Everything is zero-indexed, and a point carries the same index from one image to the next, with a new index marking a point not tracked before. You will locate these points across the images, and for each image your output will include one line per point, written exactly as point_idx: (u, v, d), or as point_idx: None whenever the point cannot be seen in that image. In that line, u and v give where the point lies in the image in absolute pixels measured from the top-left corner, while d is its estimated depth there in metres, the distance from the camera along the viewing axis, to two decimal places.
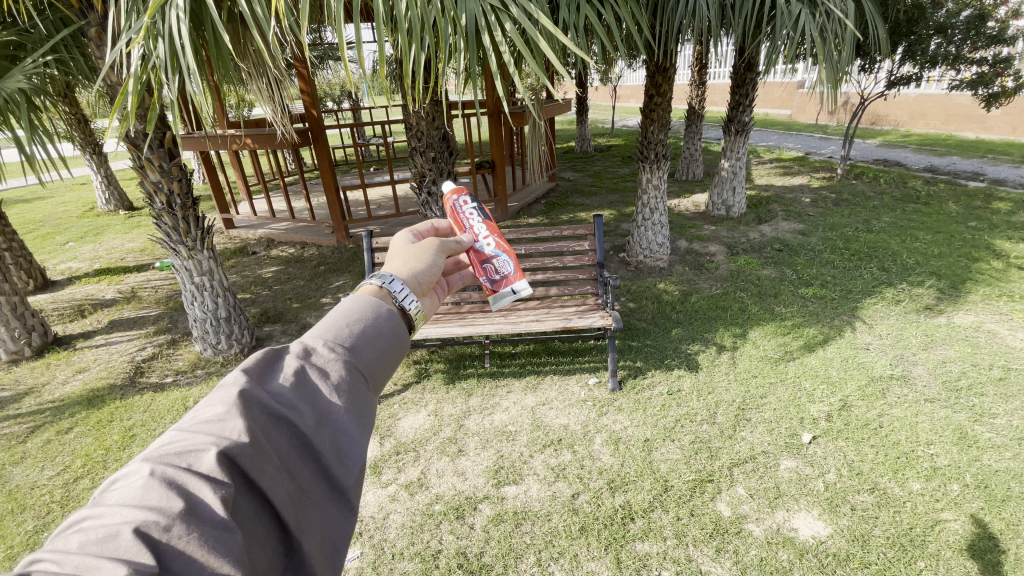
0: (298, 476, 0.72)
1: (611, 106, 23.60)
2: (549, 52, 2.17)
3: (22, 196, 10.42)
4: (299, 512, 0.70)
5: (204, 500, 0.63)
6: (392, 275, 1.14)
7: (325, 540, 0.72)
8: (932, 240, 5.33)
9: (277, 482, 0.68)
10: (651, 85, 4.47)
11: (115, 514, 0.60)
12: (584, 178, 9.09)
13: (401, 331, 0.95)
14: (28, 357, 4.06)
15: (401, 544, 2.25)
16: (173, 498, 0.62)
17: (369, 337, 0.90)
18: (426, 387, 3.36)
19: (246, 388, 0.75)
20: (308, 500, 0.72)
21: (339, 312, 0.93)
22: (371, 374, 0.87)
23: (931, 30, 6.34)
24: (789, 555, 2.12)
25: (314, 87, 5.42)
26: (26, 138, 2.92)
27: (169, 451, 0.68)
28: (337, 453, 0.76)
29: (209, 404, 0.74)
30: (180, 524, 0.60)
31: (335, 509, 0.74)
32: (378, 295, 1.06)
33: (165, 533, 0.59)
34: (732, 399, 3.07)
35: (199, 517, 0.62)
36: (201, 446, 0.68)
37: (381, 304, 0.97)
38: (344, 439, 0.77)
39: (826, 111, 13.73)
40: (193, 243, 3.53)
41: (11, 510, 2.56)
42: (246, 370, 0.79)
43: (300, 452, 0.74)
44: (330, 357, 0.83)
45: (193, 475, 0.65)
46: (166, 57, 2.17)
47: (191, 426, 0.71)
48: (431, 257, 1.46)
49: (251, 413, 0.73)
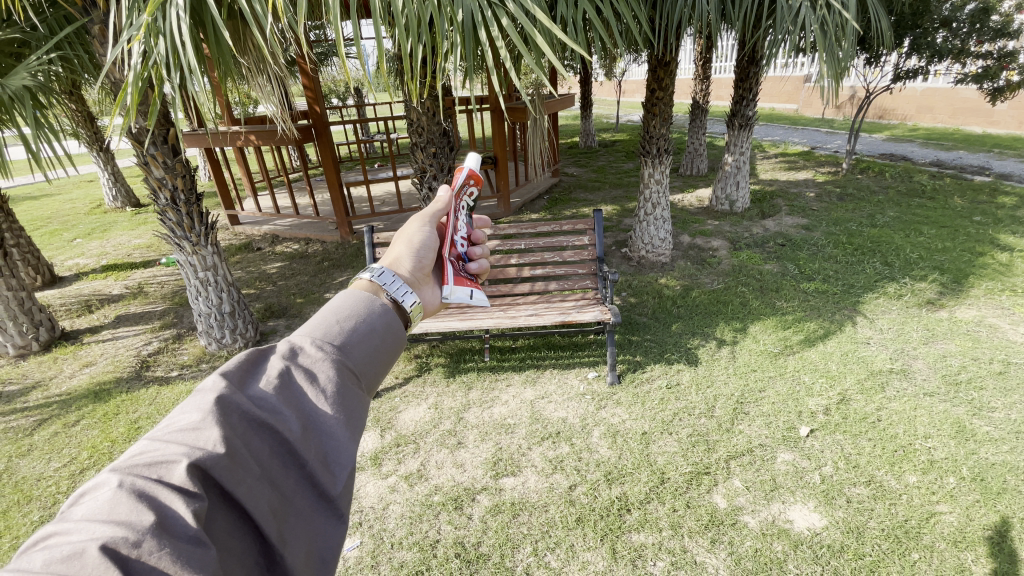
0: (280, 484, 0.69)
1: (616, 101, 23.55)
2: (547, 49, 2.15)
3: (31, 192, 10.55)
4: (282, 523, 0.67)
5: (176, 513, 0.60)
6: (383, 267, 1.11)
7: (312, 551, 0.68)
8: (936, 234, 5.30)
9: (257, 491, 0.65)
10: (652, 80, 4.47)
11: (81, 531, 0.57)
12: (587, 174, 9.09)
13: (395, 327, 0.93)
14: (36, 351, 4.13)
15: (400, 533, 2.29)
16: (143, 511, 0.59)
17: (361, 334, 0.87)
18: (427, 381, 3.40)
19: (225, 393, 0.72)
20: (292, 510, 0.69)
21: (329, 309, 0.90)
22: (362, 372, 0.85)
23: (936, 23, 6.29)
24: (783, 546, 2.14)
25: (317, 83, 5.43)
26: (32, 135, 2.97)
27: (139, 462, 0.64)
28: (323, 459, 0.73)
29: (185, 411, 0.71)
30: (150, 539, 0.56)
31: (322, 518, 0.71)
32: (370, 291, 1.03)
33: (135, 549, 0.55)
34: (731, 392, 3.09)
35: (171, 531, 0.58)
36: (173, 457, 0.64)
37: (374, 299, 0.94)
38: (331, 445, 0.74)
39: (832, 104, 13.64)
40: (197, 238, 3.58)
41: (19, 500, 2.62)
42: (225, 375, 0.76)
43: (283, 459, 0.71)
44: (318, 357, 0.81)
45: (164, 487, 0.61)
46: (167, 55, 2.21)
47: (164, 435, 0.67)
48: (422, 240, 1.49)
49: (228, 420, 0.69)
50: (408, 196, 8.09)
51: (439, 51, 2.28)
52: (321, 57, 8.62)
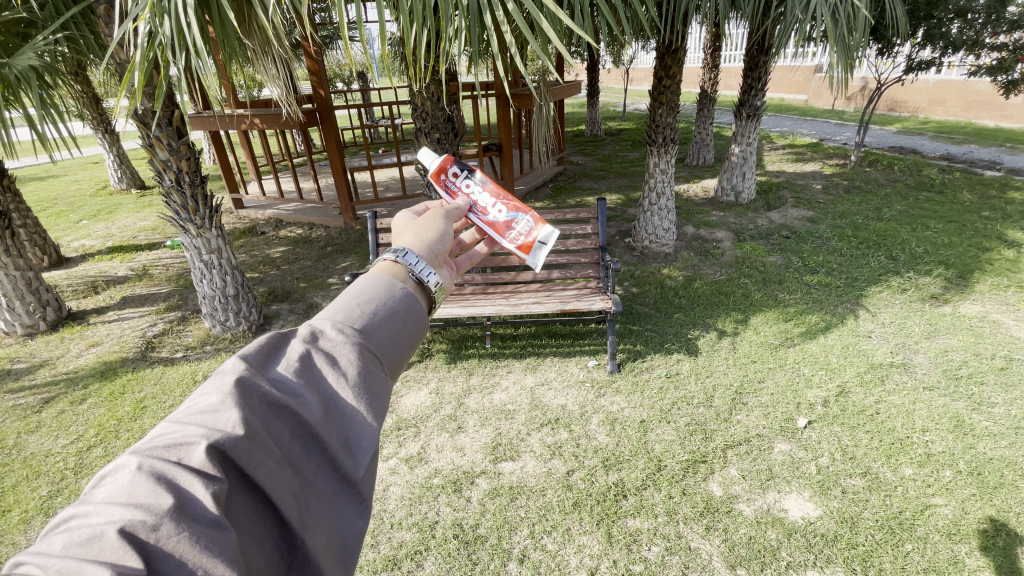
0: (301, 467, 0.67)
1: (623, 89, 23.36)
2: (553, 35, 2.10)
3: (36, 173, 10.61)
4: (303, 507, 0.65)
5: (194, 497, 0.58)
6: (406, 249, 1.06)
7: (334, 537, 0.67)
8: (944, 229, 5.26)
9: (277, 474, 0.64)
10: (660, 68, 4.42)
11: (101, 513, 0.56)
12: (593, 162, 9.04)
13: (417, 310, 0.91)
14: (42, 331, 4.18)
15: (400, 514, 2.33)
16: (163, 493, 0.58)
17: (383, 318, 0.85)
18: (428, 365, 3.43)
19: (245, 375, 0.71)
20: (313, 494, 0.67)
21: (351, 292, 0.88)
22: (385, 356, 0.83)
23: (951, 14, 6.15)
24: (777, 534, 2.16)
25: (322, 66, 5.35)
26: (38, 116, 2.92)
27: (159, 444, 0.63)
28: (346, 443, 0.71)
29: (205, 394, 0.70)
30: (169, 522, 0.54)
31: (343, 502, 0.69)
32: (394, 271, 0.99)
33: (153, 533, 0.53)
34: (730, 382, 3.11)
35: (190, 514, 0.57)
36: (192, 439, 0.63)
37: (395, 283, 0.92)
38: (352, 428, 0.72)
39: (842, 95, 13.47)
40: (201, 221, 3.59)
41: (27, 476, 2.67)
42: (245, 357, 0.74)
43: (304, 442, 0.69)
44: (339, 340, 0.79)
45: (183, 469, 0.60)
46: (171, 35, 2.19)
47: (184, 417, 0.67)
48: (442, 230, 1.29)
49: (248, 402, 0.68)
50: (412, 182, 8.07)
51: (443, 37, 2.25)
52: (326, 40, 8.56)
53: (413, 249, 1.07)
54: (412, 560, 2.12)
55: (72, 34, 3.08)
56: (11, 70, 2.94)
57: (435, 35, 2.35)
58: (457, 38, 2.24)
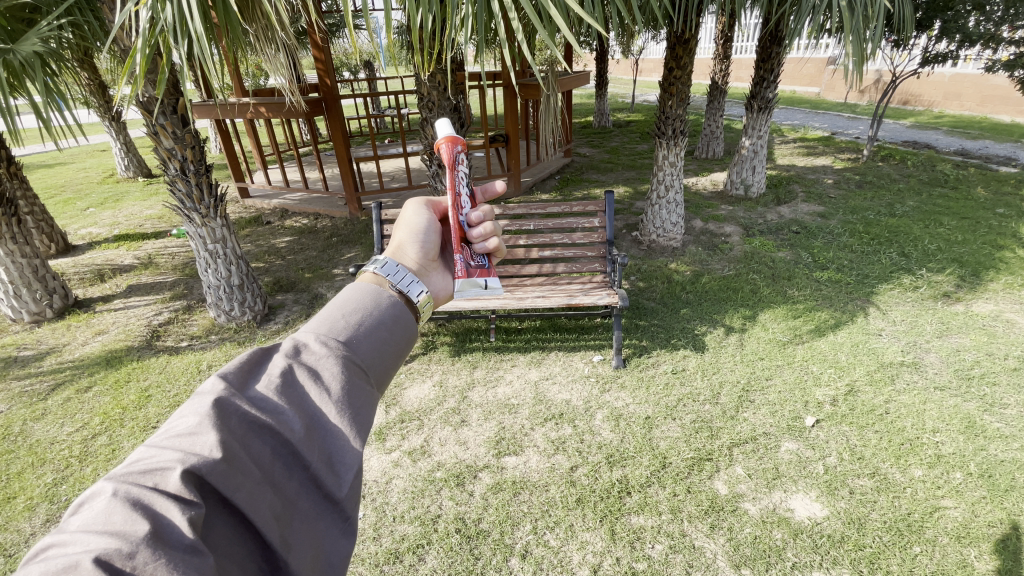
0: (283, 487, 0.65)
1: (633, 80, 23.11)
2: (562, 21, 1.97)
3: (45, 161, 10.68)
4: (286, 528, 0.63)
5: (171, 522, 0.56)
6: (386, 259, 1.08)
7: (318, 557, 0.65)
8: (957, 226, 5.17)
9: (258, 495, 0.62)
10: (671, 58, 4.31)
11: (76, 543, 0.53)
12: (601, 154, 8.94)
13: (404, 319, 0.90)
14: (49, 318, 4.20)
15: (402, 508, 2.32)
16: (138, 520, 0.55)
17: (369, 327, 0.84)
18: (432, 358, 3.42)
19: (223, 395, 0.69)
20: (296, 514, 0.65)
21: (336, 303, 0.87)
22: (372, 368, 0.82)
23: (969, 6, 5.99)
24: (783, 534, 2.14)
25: (327, 55, 5.25)
26: (42, 102, 2.87)
27: (134, 470, 0.61)
28: (328, 460, 0.69)
29: (183, 416, 0.68)
30: (145, 550, 0.52)
31: (327, 521, 0.67)
32: (378, 283, 0.98)
33: (129, 561, 0.51)
34: (736, 380, 3.06)
35: (167, 541, 0.55)
36: (168, 463, 0.61)
37: (381, 292, 0.92)
38: (335, 444, 0.70)
39: (856, 87, 13.26)
40: (206, 210, 3.57)
41: (32, 463, 2.69)
42: (224, 376, 0.73)
43: (285, 461, 0.67)
44: (323, 353, 0.78)
45: (160, 494, 0.58)
46: (172, 19, 2.13)
47: (161, 441, 0.64)
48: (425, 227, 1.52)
49: (226, 423, 0.66)
50: (418, 173, 8.01)
51: (448, 25, 2.16)
52: (332, 28, 8.49)
53: (394, 258, 1.08)
54: (414, 554, 2.11)
55: (76, 19, 3.06)
56: (15, 56, 2.90)
57: (440, 18, 2.24)
58: (464, 24, 2.11)
